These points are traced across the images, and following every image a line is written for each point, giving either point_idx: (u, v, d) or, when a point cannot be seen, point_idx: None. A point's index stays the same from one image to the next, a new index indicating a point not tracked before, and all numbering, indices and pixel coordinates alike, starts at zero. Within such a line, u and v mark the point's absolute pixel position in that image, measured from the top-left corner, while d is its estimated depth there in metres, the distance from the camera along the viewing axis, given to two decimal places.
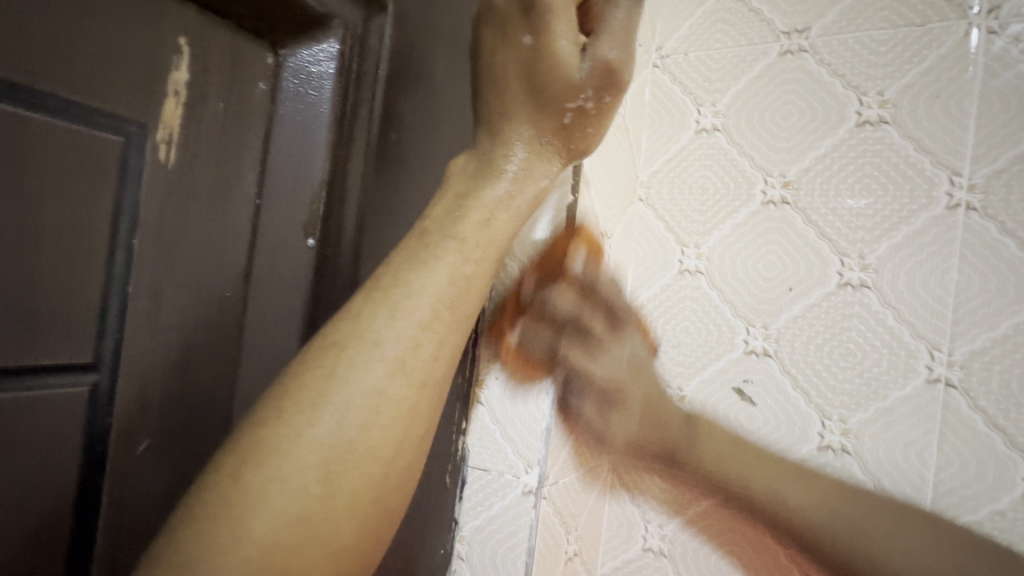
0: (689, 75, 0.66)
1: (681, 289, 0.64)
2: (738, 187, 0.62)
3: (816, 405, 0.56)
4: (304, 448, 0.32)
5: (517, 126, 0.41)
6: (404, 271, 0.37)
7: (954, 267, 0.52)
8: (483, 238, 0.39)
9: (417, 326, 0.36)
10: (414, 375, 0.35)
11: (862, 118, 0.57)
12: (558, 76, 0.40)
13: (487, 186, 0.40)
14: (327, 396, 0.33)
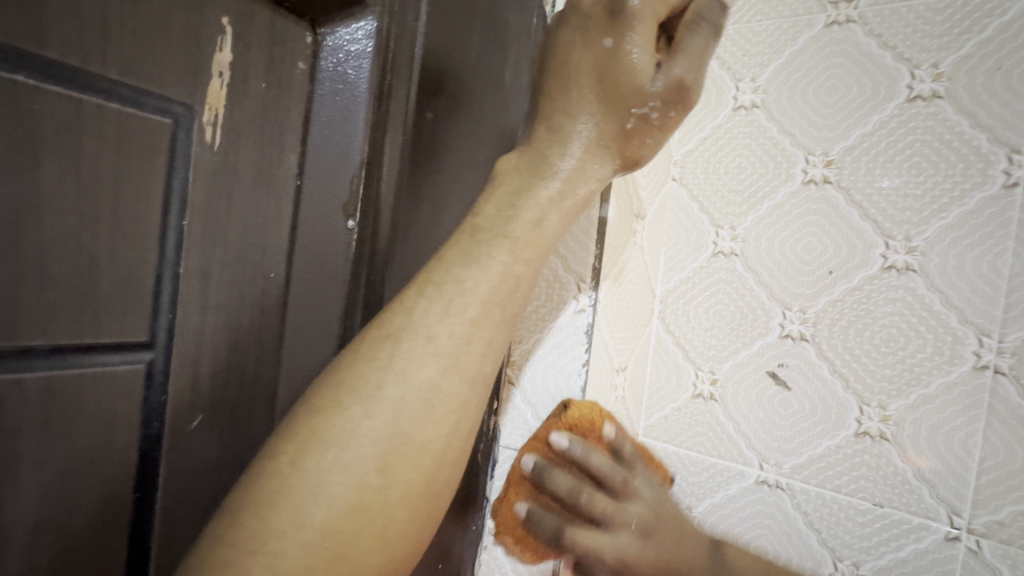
0: (728, 49, 0.64)
1: (714, 272, 0.63)
2: (777, 167, 0.60)
3: (855, 391, 0.55)
4: (363, 437, 0.33)
5: (580, 125, 0.41)
6: (458, 268, 0.38)
7: (1009, 250, 0.50)
8: (535, 236, 0.40)
9: (468, 324, 0.37)
10: (463, 371, 0.37)
11: (914, 93, 0.54)
12: (626, 82, 0.39)
13: (538, 185, 0.41)
14: (383, 389, 0.35)
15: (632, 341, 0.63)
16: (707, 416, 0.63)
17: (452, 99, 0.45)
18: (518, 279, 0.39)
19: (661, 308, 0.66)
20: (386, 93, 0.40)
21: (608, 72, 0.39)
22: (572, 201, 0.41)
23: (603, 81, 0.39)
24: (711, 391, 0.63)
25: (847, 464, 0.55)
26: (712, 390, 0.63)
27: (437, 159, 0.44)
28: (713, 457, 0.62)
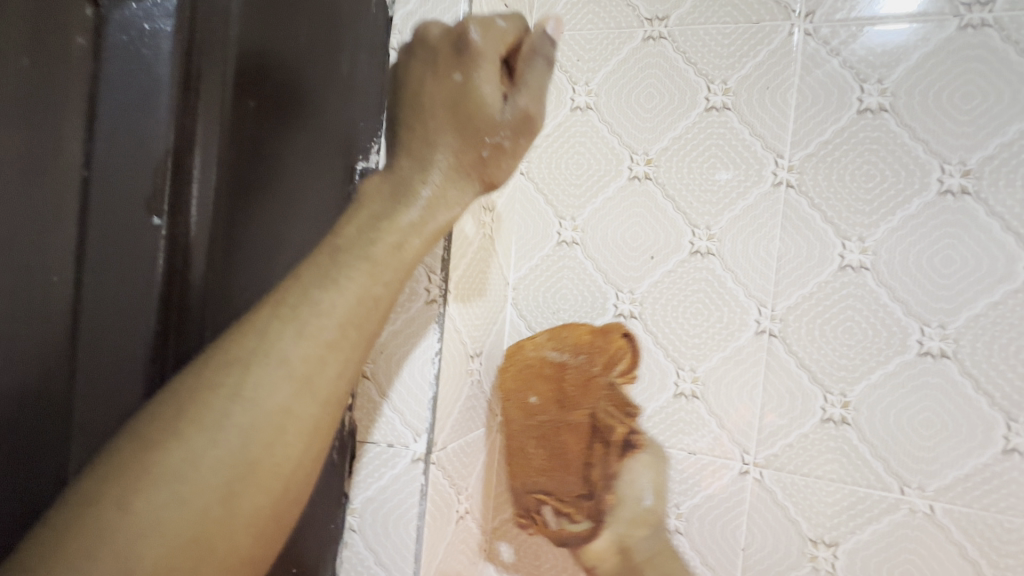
0: (568, 54, 0.76)
1: (562, 260, 0.76)
2: (610, 163, 0.74)
3: (672, 357, 0.73)
4: (210, 462, 0.36)
5: (439, 151, 0.49)
6: (315, 290, 0.42)
7: (776, 237, 0.69)
8: (364, 252, 0.45)
9: (321, 347, 0.41)
10: (318, 394, 0.41)
11: (710, 104, 0.70)
12: (473, 108, 0.49)
13: (398, 217, 0.47)
14: (230, 412, 0.38)
15: (487, 328, 0.69)
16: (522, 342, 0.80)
17: (220, 93, 0.44)
18: (377, 299, 0.45)
19: (513, 296, 0.78)
20: (195, 82, 0.42)
21: (463, 101, 0.49)
22: (403, 226, 0.47)
23: (457, 105, 0.49)
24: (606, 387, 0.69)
25: (671, 416, 0.73)
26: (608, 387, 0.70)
27: (234, 155, 0.46)
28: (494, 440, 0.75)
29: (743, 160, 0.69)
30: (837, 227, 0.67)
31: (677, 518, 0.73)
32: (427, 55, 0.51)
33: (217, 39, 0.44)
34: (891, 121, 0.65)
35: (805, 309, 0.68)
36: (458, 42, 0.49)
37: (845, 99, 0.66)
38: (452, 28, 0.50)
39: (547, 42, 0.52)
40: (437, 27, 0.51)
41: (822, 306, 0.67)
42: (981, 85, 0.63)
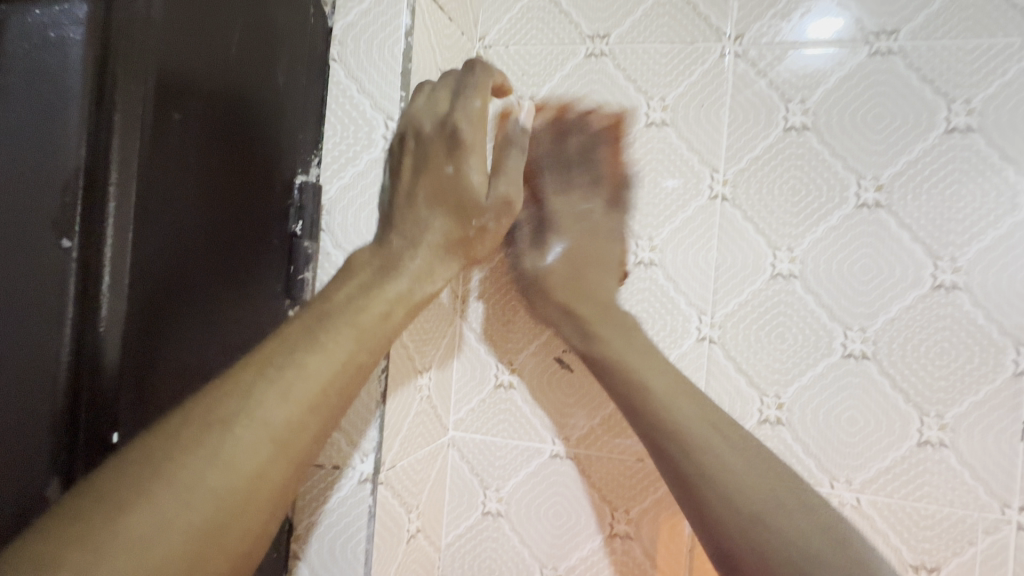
0: (636, 66, 0.64)
1: (640, 282, 0.64)
2: (686, 182, 0.63)
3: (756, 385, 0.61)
4: (204, 493, 0.29)
5: (429, 234, 0.45)
6: (301, 353, 0.35)
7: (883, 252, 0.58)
8: (354, 318, 0.39)
9: (326, 385, 0.35)
10: (286, 449, 0.33)
11: (788, 124, 0.60)
12: (463, 195, 0.46)
13: (389, 284, 0.42)
14: (182, 462, 0.29)
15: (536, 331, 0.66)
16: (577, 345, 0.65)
17: (142, 90, 0.35)
18: (360, 366, 0.38)
19: None
20: (111, 97, 0.34)
21: (455, 195, 0.46)
22: (383, 299, 0.41)
23: (452, 199, 0.46)
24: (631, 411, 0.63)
25: (619, 426, 0.64)
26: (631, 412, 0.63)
27: (196, 165, 0.40)
28: (517, 440, 0.67)
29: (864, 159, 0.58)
30: (911, 252, 0.57)
31: (626, 522, 0.64)
32: (446, 89, 0.48)
33: (187, 48, 0.39)
34: (825, 136, 0.59)
35: (907, 326, 0.57)
36: (451, 132, 0.45)
37: (930, 119, 0.57)
38: (445, 123, 0.46)
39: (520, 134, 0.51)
40: (425, 118, 0.47)
41: (914, 327, 0.57)
42: (1003, 117, 0.55)
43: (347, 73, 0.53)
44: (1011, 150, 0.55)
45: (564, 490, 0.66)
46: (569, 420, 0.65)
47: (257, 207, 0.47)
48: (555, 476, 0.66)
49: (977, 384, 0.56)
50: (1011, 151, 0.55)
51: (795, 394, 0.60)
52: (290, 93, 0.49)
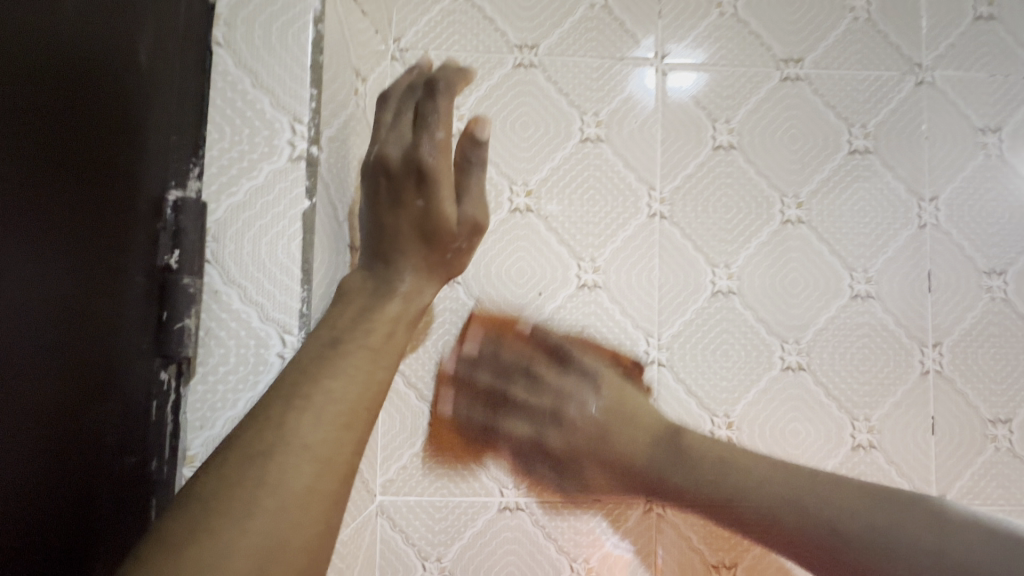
0: (567, 79, 0.61)
1: (584, 305, 0.59)
2: (624, 200, 0.60)
3: (705, 406, 0.59)
4: (264, 519, 0.31)
5: (407, 259, 0.43)
6: (321, 376, 0.36)
7: (804, 269, 0.60)
8: (362, 339, 0.38)
9: (341, 426, 0.35)
10: (336, 469, 0.34)
11: (716, 143, 0.61)
12: (435, 227, 0.43)
13: (387, 304, 0.41)
14: (258, 500, 0.31)
15: (479, 366, 0.59)
16: (520, 380, 0.59)
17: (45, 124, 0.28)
18: (383, 382, 0.39)
19: (531, 351, 0.59)
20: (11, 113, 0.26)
21: (431, 227, 0.43)
22: (387, 322, 0.40)
23: (422, 232, 0.43)
24: None
25: (570, 468, 0.58)
26: None
27: (49, 200, 0.29)
28: (458, 496, 0.58)
29: (781, 176, 0.61)
30: (831, 264, 0.60)
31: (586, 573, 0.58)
32: (398, 110, 0.44)
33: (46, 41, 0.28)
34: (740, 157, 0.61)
35: (836, 335, 0.60)
36: (420, 170, 0.42)
37: (836, 140, 0.61)
38: (412, 156, 0.42)
39: (480, 143, 0.45)
40: (393, 149, 0.43)
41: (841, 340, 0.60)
42: (893, 141, 0.61)
43: (237, 61, 0.42)
44: (900, 174, 0.61)
45: (519, 546, 0.58)
46: (517, 464, 0.58)
47: (123, 247, 0.34)
48: (513, 529, 0.58)
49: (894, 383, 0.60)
50: (901, 174, 0.61)
51: (743, 412, 0.59)
52: (153, 73, 0.36)
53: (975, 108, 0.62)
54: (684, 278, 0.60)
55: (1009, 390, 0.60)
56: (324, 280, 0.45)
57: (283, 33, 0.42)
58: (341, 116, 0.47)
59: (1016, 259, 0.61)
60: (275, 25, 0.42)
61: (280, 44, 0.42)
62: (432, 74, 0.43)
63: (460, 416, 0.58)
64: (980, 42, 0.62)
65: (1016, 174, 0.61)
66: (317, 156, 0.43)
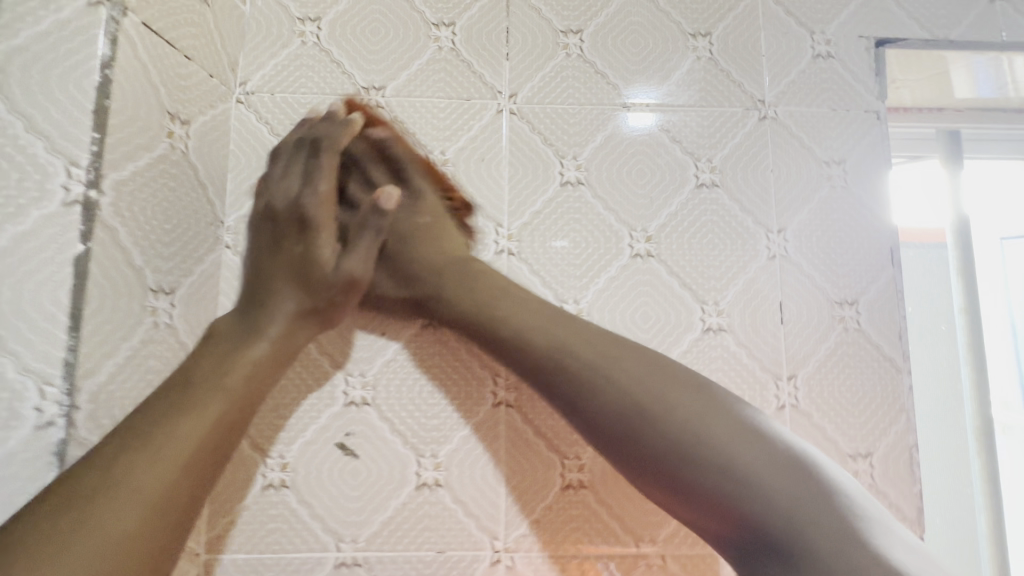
0: (414, 119, 0.61)
1: (429, 345, 0.58)
2: (472, 237, 0.60)
3: (555, 448, 0.57)
4: (88, 544, 0.35)
5: (281, 305, 0.50)
6: (168, 418, 0.41)
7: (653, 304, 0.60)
8: (218, 381, 0.44)
9: (181, 463, 0.40)
10: (168, 501, 0.39)
11: (564, 179, 0.61)
12: (313, 269, 0.51)
13: (254, 346, 0.47)
14: (85, 527, 0.35)
15: (315, 411, 0.56)
16: (361, 425, 0.56)
17: None
18: (235, 422, 0.44)
19: (372, 395, 0.57)
20: None
21: (303, 270, 0.51)
22: (245, 366, 0.46)
23: (300, 276, 0.51)
24: (435, 476, 0.56)
25: (412, 518, 0.55)
26: (436, 476, 0.56)
27: None
28: (291, 553, 0.54)
29: (631, 208, 0.61)
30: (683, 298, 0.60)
31: None
32: (298, 168, 0.54)
33: None
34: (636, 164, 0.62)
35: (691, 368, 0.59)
36: (302, 221, 0.52)
37: (682, 175, 0.62)
38: (296, 205, 0.52)
39: (382, 212, 0.54)
40: (278, 199, 0.53)
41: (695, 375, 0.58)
42: (739, 174, 0.62)
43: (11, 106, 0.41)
44: (747, 207, 0.61)
45: None
46: (357, 515, 0.55)
47: None
48: None
49: None
50: (748, 207, 0.61)
51: (594, 454, 0.57)
52: None
53: (819, 142, 0.63)
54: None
55: (866, 423, 0.58)
56: (106, 326, 0.43)
57: (66, 80, 0.42)
58: (141, 158, 0.47)
59: (867, 288, 0.60)
60: (58, 72, 0.42)
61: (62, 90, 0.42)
62: (315, 132, 0.55)
63: (296, 465, 0.55)
64: (820, 78, 0.64)
65: (861, 204, 0.62)
66: (98, 199, 0.42)
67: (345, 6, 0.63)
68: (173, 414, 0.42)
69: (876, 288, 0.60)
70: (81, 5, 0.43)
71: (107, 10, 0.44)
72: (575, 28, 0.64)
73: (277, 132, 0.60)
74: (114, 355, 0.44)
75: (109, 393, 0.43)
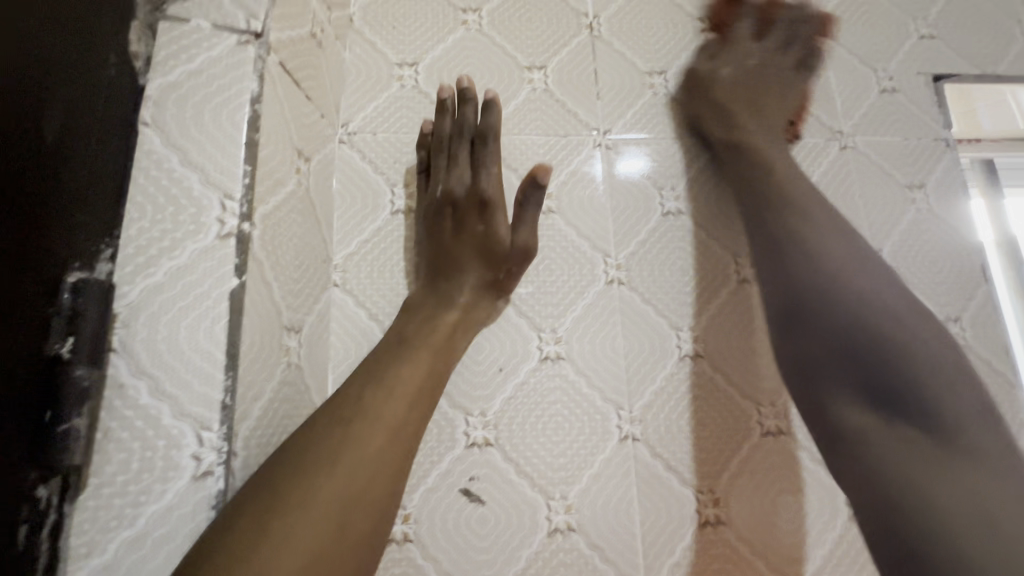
0: (515, 155, 0.62)
1: (548, 380, 0.56)
2: (581, 268, 0.59)
3: (688, 482, 0.54)
4: (298, 530, 0.34)
5: (467, 278, 0.53)
6: (353, 415, 0.40)
7: None
8: (426, 335, 0.47)
9: (371, 458, 0.38)
10: (364, 493, 0.37)
11: (665, 209, 0.62)
12: (493, 246, 0.54)
13: (447, 309, 0.50)
14: (297, 507, 0.34)
15: (437, 453, 0.53)
16: (485, 467, 0.53)
17: None
18: (413, 421, 0.42)
19: (494, 435, 0.54)
20: None
21: (487, 246, 0.54)
22: (448, 326, 0.49)
23: (483, 250, 0.54)
24: (567, 520, 0.52)
25: (548, 567, 0.51)
26: (567, 520, 0.52)
27: None
28: None
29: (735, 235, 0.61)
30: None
31: None
32: (463, 151, 0.57)
33: None
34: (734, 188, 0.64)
35: None
36: (481, 202, 0.55)
37: None
38: (475, 192, 0.55)
39: (538, 189, 0.54)
40: (456, 186, 0.55)
41: None
42: (830, 200, 0.64)
43: (166, 141, 0.40)
44: None
45: None
46: (487, 568, 0.51)
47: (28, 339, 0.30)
48: None
49: None
50: None
51: (729, 487, 0.54)
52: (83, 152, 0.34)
53: (898, 167, 0.66)
54: (646, 352, 0.57)
55: None
56: (253, 366, 0.40)
57: (219, 114, 0.42)
58: (278, 193, 0.46)
59: (966, 304, 0.62)
60: (211, 106, 0.42)
61: (216, 124, 0.41)
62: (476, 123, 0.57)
63: (419, 515, 0.51)
64: (890, 110, 0.68)
65: (947, 225, 0.64)
66: (250, 233, 0.41)
67: (441, 51, 0.65)
68: (336, 439, 0.38)
69: (975, 304, 0.62)
70: (231, 43, 0.43)
71: (255, 48, 0.44)
72: (659, 69, 0.67)
73: (381, 170, 0.60)
74: (260, 398, 0.41)
75: (254, 440, 0.40)
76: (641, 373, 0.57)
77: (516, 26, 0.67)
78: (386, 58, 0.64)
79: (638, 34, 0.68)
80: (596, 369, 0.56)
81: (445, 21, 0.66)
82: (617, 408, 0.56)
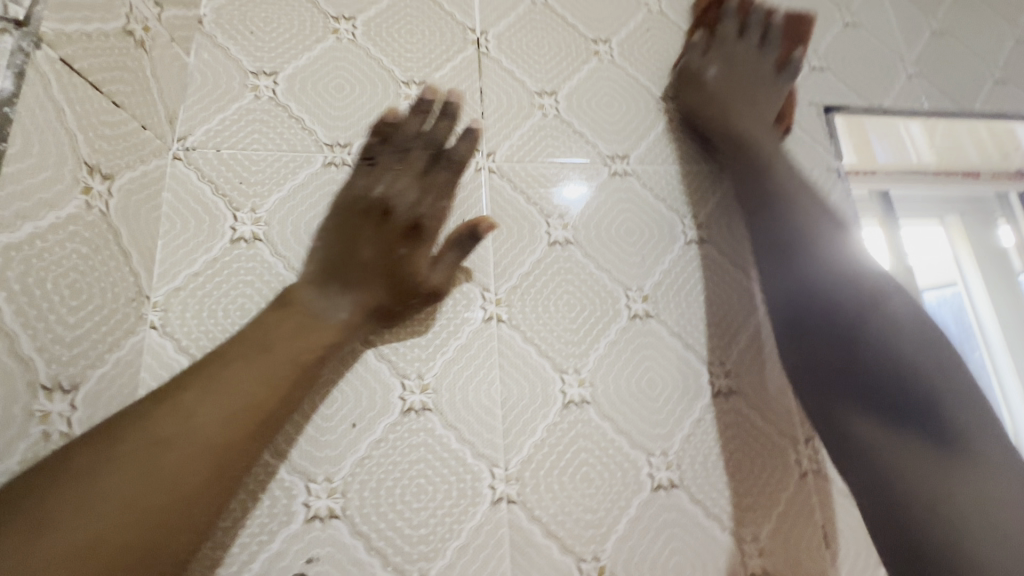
0: None
1: (410, 436, 0.48)
2: (453, 305, 0.53)
3: (569, 548, 0.48)
4: None
5: (363, 291, 0.47)
6: (137, 462, 0.34)
7: (657, 368, 0.55)
8: (282, 362, 0.41)
9: (153, 516, 0.33)
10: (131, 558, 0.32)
11: (552, 238, 0.57)
12: (407, 270, 0.48)
13: (326, 323, 0.45)
14: None
15: (268, 529, 0.44)
16: (327, 545, 0.44)
17: None
18: (216, 472, 0.37)
19: (340, 504, 0.45)
20: None
21: (397, 270, 0.48)
22: (318, 348, 0.44)
23: (393, 266, 0.48)
24: None
25: None
26: None
27: None
28: None
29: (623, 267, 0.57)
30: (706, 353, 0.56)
31: None
32: (421, 154, 0.50)
33: None
34: (624, 218, 0.59)
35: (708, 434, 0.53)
36: (415, 224, 0.49)
37: (671, 231, 0.60)
38: (415, 210, 0.49)
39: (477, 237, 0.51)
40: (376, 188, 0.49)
41: (713, 444, 0.53)
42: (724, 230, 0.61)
43: None
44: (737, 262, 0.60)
45: None
46: None
47: None
48: None
49: (773, 492, 0.53)
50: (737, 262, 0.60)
51: (614, 551, 0.48)
52: None
53: None
54: (530, 391, 0.51)
55: None
56: None
57: None
58: (44, 219, 0.37)
59: None
60: None
61: None
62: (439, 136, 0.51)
63: None
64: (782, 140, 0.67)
65: None
66: None
67: (306, 62, 0.58)
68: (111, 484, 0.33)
69: None
70: None
71: (15, 39, 0.35)
72: (550, 90, 0.63)
73: (222, 192, 0.52)
74: None
75: None
76: (514, 421, 0.50)
77: (394, 39, 0.61)
78: (239, 66, 0.56)
79: (529, 53, 0.64)
80: (465, 419, 0.49)
81: (312, 28, 0.59)
82: (489, 464, 0.49)
